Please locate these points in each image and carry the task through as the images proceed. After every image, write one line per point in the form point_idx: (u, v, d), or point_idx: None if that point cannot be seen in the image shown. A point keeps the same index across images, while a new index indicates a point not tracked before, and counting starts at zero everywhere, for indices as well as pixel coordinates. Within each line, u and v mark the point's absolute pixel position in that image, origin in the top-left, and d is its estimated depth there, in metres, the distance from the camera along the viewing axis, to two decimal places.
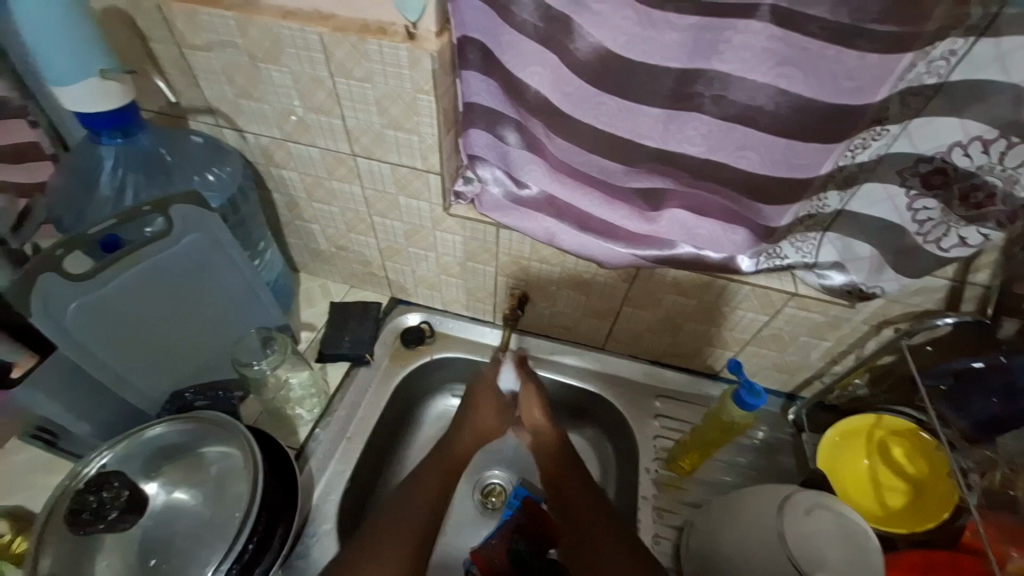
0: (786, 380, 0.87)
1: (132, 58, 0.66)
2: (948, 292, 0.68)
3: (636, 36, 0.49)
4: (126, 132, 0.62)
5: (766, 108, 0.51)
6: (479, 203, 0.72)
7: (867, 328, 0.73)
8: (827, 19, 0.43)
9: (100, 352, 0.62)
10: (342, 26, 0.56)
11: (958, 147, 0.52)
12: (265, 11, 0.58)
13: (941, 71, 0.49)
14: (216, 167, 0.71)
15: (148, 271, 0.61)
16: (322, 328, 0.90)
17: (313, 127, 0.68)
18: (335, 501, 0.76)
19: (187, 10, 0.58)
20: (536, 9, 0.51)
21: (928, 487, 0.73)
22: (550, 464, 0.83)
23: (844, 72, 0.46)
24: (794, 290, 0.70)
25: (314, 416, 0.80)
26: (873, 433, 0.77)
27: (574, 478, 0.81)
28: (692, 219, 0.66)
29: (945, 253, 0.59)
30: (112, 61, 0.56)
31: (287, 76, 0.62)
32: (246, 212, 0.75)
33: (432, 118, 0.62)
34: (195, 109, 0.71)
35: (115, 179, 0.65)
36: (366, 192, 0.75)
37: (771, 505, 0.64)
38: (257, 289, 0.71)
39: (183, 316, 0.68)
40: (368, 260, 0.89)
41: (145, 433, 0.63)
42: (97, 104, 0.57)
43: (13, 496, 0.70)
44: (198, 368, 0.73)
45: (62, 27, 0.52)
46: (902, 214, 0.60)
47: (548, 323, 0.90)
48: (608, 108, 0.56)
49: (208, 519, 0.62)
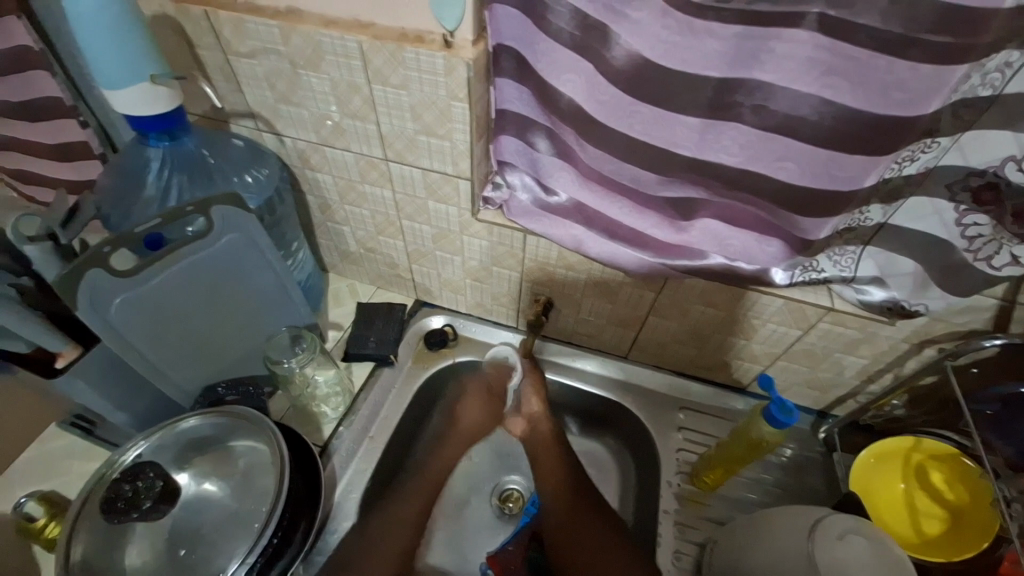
0: (818, 397, 0.84)
1: (179, 64, 0.69)
2: (996, 312, 0.64)
3: (675, 45, 0.48)
4: (173, 135, 0.65)
5: (808, 118, 0.49)
6: (507, 209, 0.72)
7: (907, 346, 0.70)
8: (877, 28, 0.42)
9: (140, 346, 0.64)
10: (380, 34, 0.58)
11: (1012, 161, 0.50)
12: (308, 20, 0.59)
13: (996, 84, 0.47)
14: (255, 170, 0.74)
15: (188, 269, 0.64)
16: (349, 328, 0.92)
17: (348, 132, 0.69)
18: (356, 499, 0.76)
19: (235, 18, 0.60)
20: (573, 18, 0.51)
21: (968, 516, 0.69)
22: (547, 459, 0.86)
23: (895, 83, 0.44)
24: (831, 304, 0.67)
25: (338, 415, 0.81)
26: (911, 457, 0.74)
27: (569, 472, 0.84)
28: (724, 228, 0.65)
29: (997, 271, 0.57)
30: (162, 68, 0.58)
31: (325, 82, 0.64)
32: (281, 214, 0.77)
33: (464, 124, 0.62)
34: (237, 113, 0.73)
35: (161, 180, 0.68)
36: (396, 196, 0.76)
37: (801, 527, 0.62)
38: (289, 289, 0.73)
39: (218, 313, 0.70)
40: (395, 262, 0.90)
41: (179, 425, 0.65)
42: (146, 107, 0.60)
43: (51, 481, 0.73)
44: (230, 364, 0.75)
45: (119, 35, 0.54)
46: (950, 229, 0.58)
47: (572, 331, 0.90)
48: (643, 117, 0.55)
49: (235, 511, 0.63)
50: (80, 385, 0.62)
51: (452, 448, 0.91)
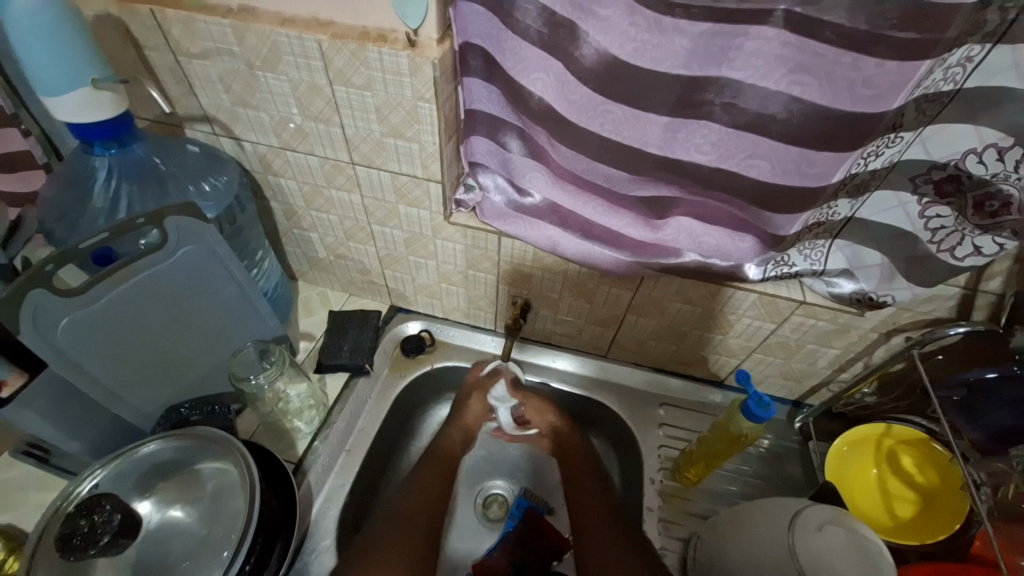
0: (792, 387, 0.85)
1: (126, 67, 0.65)
2: (959, 300, 0.67)
3: (644, 43, 0.48)
4: (120, 141, 0.61)
5: (778, 116, 0.49)
6: (480, 211, 0.71)
7: (877, 335, 0.72)
8: (843, 25, 0.42)
9: (91, 368, 0.60)
10: (341, 33, 0.55)
11: (972, 154, 0.52)
12: (263, 18, 0.56)
13: (957, 79, 0.48)
14: (212, 177, 0.70)
15: (142, 285, 0.60)
16: (321, 338, 0.88)
17: (311, 135, 0.66)
18: (334, 517, 0.74)
19: (184, 17, 0.57)
20: (540, 16, 0.50)
21: (938, 498, 0.71)
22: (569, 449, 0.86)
23: (862, 79, 0.45)
24: (802, 298, 0.68)
25: (312, 428, 0.78)
26: (882, 442, 0.76)
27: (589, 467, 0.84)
28: (699, 226, 0.65)
29: (959, 262, 0.59)
30: (105, 71, 0.55)
31: (285, 83, 0.61)
32: (244, 222, 0.74)
33: (433, 126, 0.61)
34: (191, 117, 0.70)
35: (109, 190, 0.64)
36: (365, 200, 0.74)
37: (781, 520, 0.62)
38: (255, 300, 0.70)
39: (178, 330, 0.66)
40: (367, 268, 0.88)
41: (139, 450, 0.62)
42: (88, 114, 0.56)
43: (4, 514, 0.68)
44: (193, 382, 0.72)
45: (52, 35, 0.50)
46: (914, 222, 0.59)
47: (551, 332, 0.89)
48: (615, 116, 0.55)
49: (204, 537, 0.60)
50: (29, 414, 0.58)
51: (450, 440, 0.86)
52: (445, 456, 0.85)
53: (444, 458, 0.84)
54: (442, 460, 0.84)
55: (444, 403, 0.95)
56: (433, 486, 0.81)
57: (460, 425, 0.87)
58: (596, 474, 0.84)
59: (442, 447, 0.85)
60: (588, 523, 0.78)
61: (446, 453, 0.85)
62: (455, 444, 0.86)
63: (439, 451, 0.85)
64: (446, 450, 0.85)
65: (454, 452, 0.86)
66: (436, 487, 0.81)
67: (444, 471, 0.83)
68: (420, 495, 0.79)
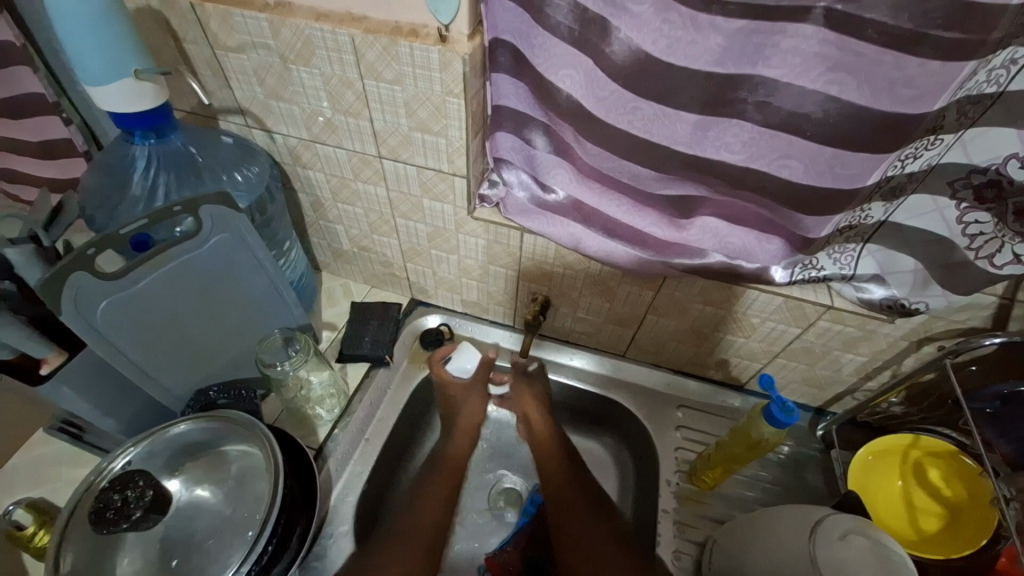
0: (816, 394, 0.84)
1: (166, 59, 0.67)
2: (996, 310, 0.64)
3: (678, 40, 0.47)
4: (159, 132, 0.63)
5: (812, 116, 0.48)
6: (503, 206, 0.71)
7: (907, 344, 0.70)
8: (887, 23, 0.41)
9: (127, 350, 0.63)
10: (373, 28, 0.56)
11: (1015, 159, 0.50)
12: (298, 13, 0.58)
13: (1001, 81, 0.46)
14: (245, 167, 0.72)
15: (176, 271, 0.62)
16: (343, 328, 0.90)
17: (341, 128, 0.68)
18: (352, 503, 0.75)
19: (223, 11, 0.59)
20: (572, 12, 0.50)
21: (965, 512, 0.69)
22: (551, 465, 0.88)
23: (903, 79, 0.44)
24: (830, 302, 0.67)
25: (333, 416, 0.80)
26: (908, 454, 0.74)
27: (568, 476, 0.87)
28: (725, 226, 0.64)
29: (998, 270, 0.57)
30: (147, 62, 0.57)
31: (317, 77, 0.62)
32: (273, 213, 0.76)
33: (460, 121, 0.61)
34: (226, 109, 0.72)
35: (148, 179, 0.66)
36: (391, 194, 0.75)
37: (803, 529, 0.61)
38: (283, 291, 0.72)
39: (209, 315, 0.68)
40: (390, 261, 0.89)
41: (169, 431, 0.64)
42: (130, 104, 0.58)
43: (39, 487, 0.71)
44: (222, 366, 0.74)
45: (101, 28, 0.52)
46: (951, 227, 0.57)
47: (570, 329, 0.89)
48: (644, 114, 0.54)
49: (228, 517, 0.62)
50: (66, 391, 0.60)
51: (458, 445, 0.89)
52: (454, 463, 0.88)
53: (451, 465, 0.88)
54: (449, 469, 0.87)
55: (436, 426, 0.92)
56: (440, 500, 0.84)
57: (466, 429, 0.90)
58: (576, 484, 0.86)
59: (450, 455, 0.89)
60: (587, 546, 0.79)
61: (454, 461, 0.88)
62: (463, 451, 0.89)
63: (448, 459, 0.88)
64: (455, 457, 0.89)
65: (461, 459, 0.89)
66: (439, 498, 0.84)
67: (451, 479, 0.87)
68: (426, 508, 0.83)
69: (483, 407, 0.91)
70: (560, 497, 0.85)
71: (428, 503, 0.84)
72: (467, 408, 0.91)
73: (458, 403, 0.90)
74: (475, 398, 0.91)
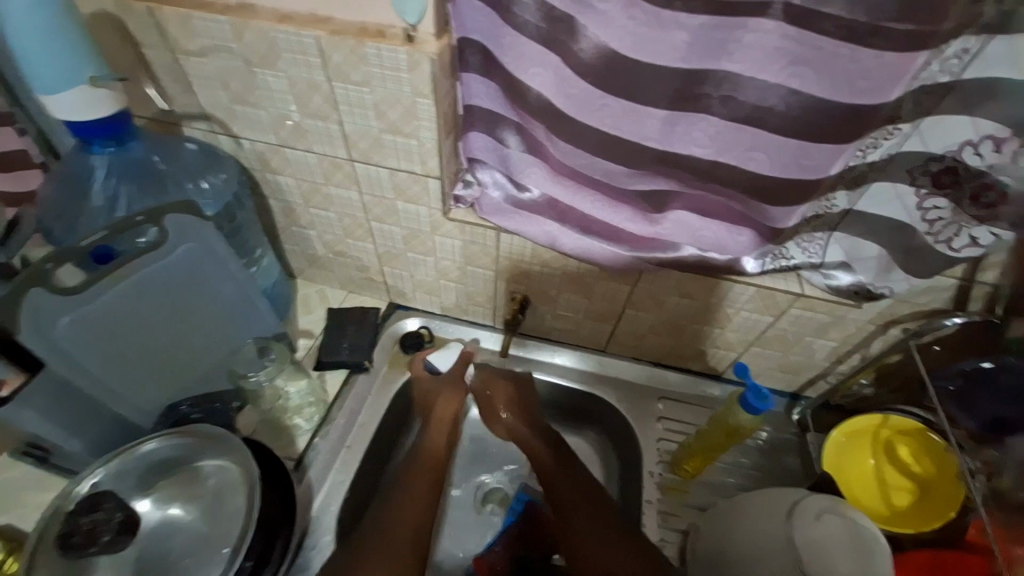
0: (791, 380, 0.86)
1: (123, 65, 0.65)
2: (956, 292, 0.67)
3: (643, 37, 0.48)
4: (119, 140, 0.61)
5: (776, 108, 0.50)
6: (478, 207, 0.71)
7: (874, 327, 0.73)
8: (843, 17, 0.42)
9: (93, 367, 0.61)
10: (339, 29, 0.55)
11: (969, 146, 0.52)
12: (261, 15, 0.56)
13: (954, 70, 0.48)
14: (210, 175, 0.70)
15: (140, 283, 0.60)
16: (320, 335, 0.89)
17: (309, 132, 0.66)
18: (335, 512, 0.74)
19: (181, 14, 0.57)
20: (539, 10, 0.50)
21: (934, 488, 0.72)
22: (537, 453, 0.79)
23: (860, 71, 0.45)
24: (800, 290, 0.69)
25: (313, 424, 0.79)
26: (879, 433, 0.76)
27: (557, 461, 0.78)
28: (697, 220, 0.65)
29: (956, 253, 0.59)
30: (103, 68, 0.55)
31: (283, 81, 0.61)
32: (243, 220, 0.74)
33: (431, 122, 0.61)
34: (189, 115, 0.69)
35: (108, 188, 0.64)
36: (364, 198, 0.74)
37: (780, 511, 0.62)
38: (255, 300, 0.70)
39: (177, 327, 0.66)
40: (366, 266, 0.88)
41: (140, 448, 0.62)
42: (86, 113, 0.56)
43: (4, 514, 0.68)
44: (194, 380, 0.72)
45: (59, 32, 0.50)
46: (912, 214, 0.59)
47: (550, 326, 0.89)
48: (613, 110, 0.55)
49: (206, 535, 0.61)
50: (28, 413, 0.58)
51: (435, 439, 0.80)
52: (433, 457, 0.79)
53: (428, 459, 0.78)
54: (429, 460, 0.78)
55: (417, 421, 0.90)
56: (422, 493, 0.73)
57: (441, 421, 0.82)
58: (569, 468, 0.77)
59: (428, 447, 0.79)
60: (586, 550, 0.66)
61: (430, 455, 0.78)
62: (440, 445, 0.80)
63: (423, 454, 0.79)
64: (432, 450, 0.79)
65: (439, 454, 0.79)
66: (420, 490, 0.73)
67: (432, 473, 0.76)
68: (406, 505, 0.71)
69: (456, 404, 0.84)
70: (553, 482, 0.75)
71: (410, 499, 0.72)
72: (441, 401, 0.83)
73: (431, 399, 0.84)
74: (448, 393, 0.84)
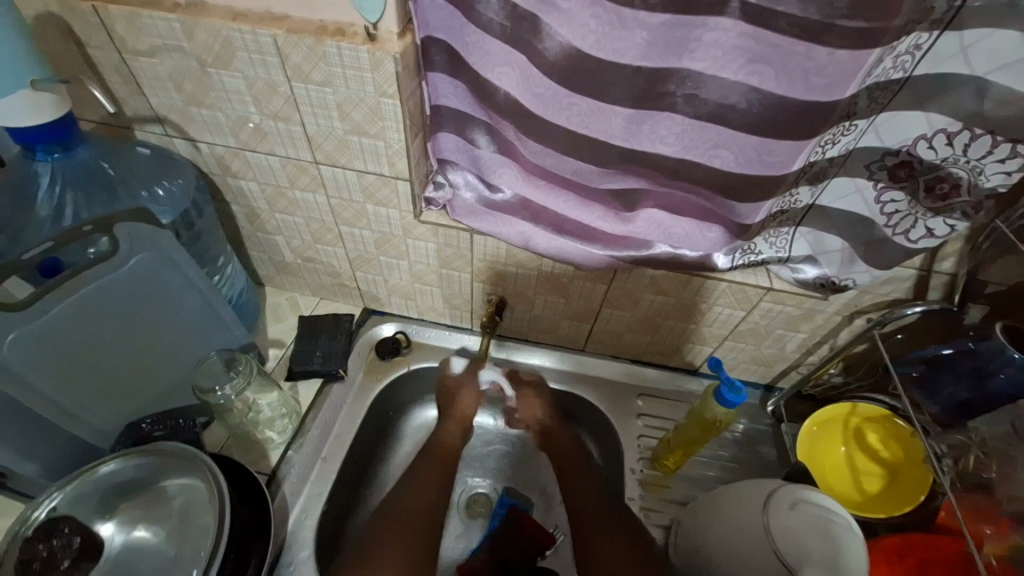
0: (764, 371, 0.87)
1: (67, 67, 0.61)
2: (915, 281, 0.69)
3: (605, 35, 0.48)
4: (65, 146, 0.58)
5: (738, 106, 0.50)
6: (451, 208, 0.70)
7: (840, 318, 0.74)
8: (796, 15, 0.43)
9: (43, 388, 0.57)
10: (296, 28, 0.53)
11: (923, 139, 0.54)
12: (213, 13, 0.54)
13: (906, 66, 0.49)
14: (166, 180, 0.67)
15: (95, 296, 0.57)
16: (291, 344, 0.86)
17: (270, 134, 0.64)
18: (312, 526, 0.71)
19: (128, 12, 0.54)
20: (502, 9, 0.49)
21: (903, 472, 0.74)
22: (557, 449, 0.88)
23: (815, 69, 0.46)
24: (770, 285, 0.70)
25: (286, 438, 0.76)
26: (849, 421, 0.78)
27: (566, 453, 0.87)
28: (668, 217, 0.65)
29: (913, 244, 0.61)
30: (45, 71, 0.52)
31: (240, 81, 0.59)
32: (203, 228, 0.71)
33: (397, 123, 0.59)
34: (141, 118, 0.66)
35: (54, 197, 0.60)
36: (332, 201, 0.72)
37: (757, 501, 0.63)
38: (219, 310, 0.69)
39: (135, 341, 0.63)
40: (338, 271, 0.85)
41: (98, 471, 0.58)
42: (32, 117, 0.53)
43: None
44: (153, 396, 0.69)
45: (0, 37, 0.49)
46: (871, 207, 0.61)
47: (527, 327, 0.88)
48: (580, 109, 0.54)
49: (174, 557, 0.59)
50: None
51: (450, 434, 0.86)
52: (444, 447, 0.85)
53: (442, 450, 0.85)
54: (440, 452, 0.85)
55: (432, 404, 0.94)
56: (433, 484, 0.81)
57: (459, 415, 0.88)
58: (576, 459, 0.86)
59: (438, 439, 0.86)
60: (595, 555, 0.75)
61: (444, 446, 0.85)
62: (455, 439, 0.87)
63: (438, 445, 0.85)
64: (445, 443, 0.86)
65: (453, 446, 0.86)
66: (433, 481, 0.82)
67: (443, 463, 0.84)
68: (418, 495, 0.80)
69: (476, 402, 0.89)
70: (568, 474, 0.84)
71: (423, 490, 0.80)
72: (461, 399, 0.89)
73: (451, 395, 0.89)
74: (467, 391, 0.89)
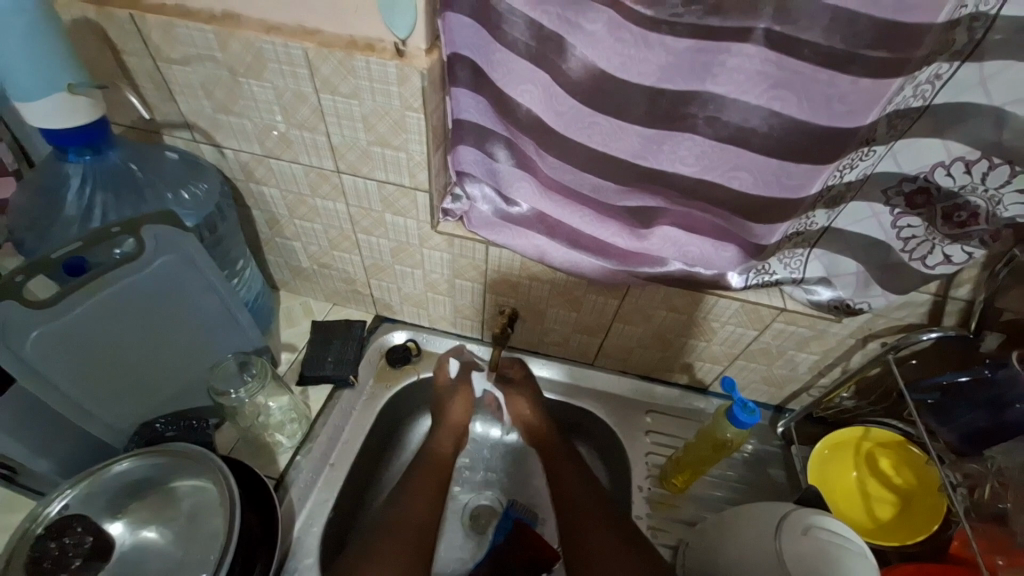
0: (774, 393, 0.87)
1: (102, 72, 0.63)
2: (931, 306, 0.69)
3: (630, 58, 0.49)
4: (96, 149, 0.60)
5: (758, 130, 0.51)
6: (467, 220, 0.71)
7: (853, 341, 0.74)
8: (820, 44, 0.44)
9: (61, 385, 0.58)
10: (327, 42, 0.55)
11: (940, 167, 0.54)
12: (247, 25, 0.56)
13: (926, 95, 0.49)
14: (192, 185, 0.68)
15: (116, 297, 0.58)
16: (303, 349, 0.87)
17: (295, 143, 0.66)
18: (317, 533, 0.71)
19: (165, 22, 0.56)
20: (528, 29, 0.51)
21: (915, 499, 0.73)
22: (552, 457, 0.82)
23: (837, 96, 0.46)
24: (783, 305, 0.70)
25: (295, 442, 0.76)
26: (861, 445, 0.78)
27: (565, 467, 0.80)
28: (684, 236, 0.66)
29: (930, 270, 0.61)
30: (81, 76, 0.54)
31: (269, 91, 0.60)
32: (225, 231, 0.72)
33: (420, 136, 0.60)
34: (170, 124, 0.68)
35: (83, 198, 0.62)
36: (350, 209, 0.73)
37: (768, 525, 0.62)
38: (237, 315, 0.69)
39: (153, 342, 0.64)
40: (352, 277, 0.86)
41: (111, 469, 0.59)
42: (64, 119, 0.55)
43: None
44: (168, 398, 0.70)
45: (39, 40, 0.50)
46: (887, 231, 0.61)
47: (539, 340, 0.89)
48: (601, 128, 0.55)
49: (179, 559, 0.59)
50: None
51: (443, 444, 0.82)
52: (438, 461, 0.81)
53: (435, 462, 0.80)
54: (435, 466, 0.80)
55: (427, 416, 0.92)
56: (429, 492, 0.77)
57: (452, 424, 0.84)
58: (580, 475, 0.79)
59: (433, 452, 0.82)
60: (591, 555, 0.69)
61: (436, 457, 0.81)
62: (448, 450, 0.82)
63: (431, 458, 0.81)
64: (438, 455, 0.81)
65: (445, 458, 0.81)
66: (428, 489, 0.77)
67: (438, 475, 0.79)
68: (415, 505, 0.74)
69: (468, 409, 0.86)
70: (569, 489, 0.78)
71: (417, 499, 0.75)
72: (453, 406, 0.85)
73: (441, 403, 0.85)
74: (458, 397, 0.85)
